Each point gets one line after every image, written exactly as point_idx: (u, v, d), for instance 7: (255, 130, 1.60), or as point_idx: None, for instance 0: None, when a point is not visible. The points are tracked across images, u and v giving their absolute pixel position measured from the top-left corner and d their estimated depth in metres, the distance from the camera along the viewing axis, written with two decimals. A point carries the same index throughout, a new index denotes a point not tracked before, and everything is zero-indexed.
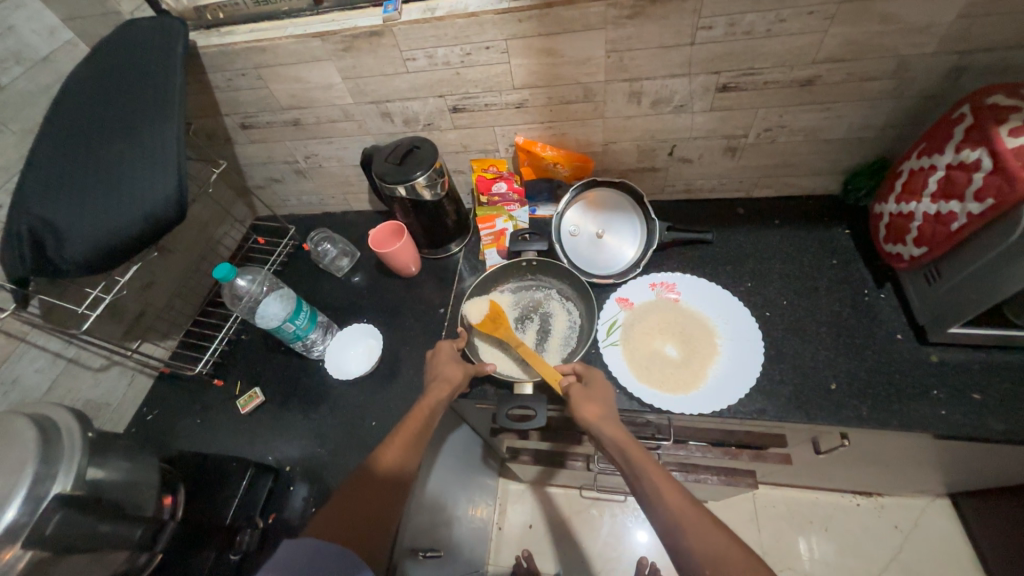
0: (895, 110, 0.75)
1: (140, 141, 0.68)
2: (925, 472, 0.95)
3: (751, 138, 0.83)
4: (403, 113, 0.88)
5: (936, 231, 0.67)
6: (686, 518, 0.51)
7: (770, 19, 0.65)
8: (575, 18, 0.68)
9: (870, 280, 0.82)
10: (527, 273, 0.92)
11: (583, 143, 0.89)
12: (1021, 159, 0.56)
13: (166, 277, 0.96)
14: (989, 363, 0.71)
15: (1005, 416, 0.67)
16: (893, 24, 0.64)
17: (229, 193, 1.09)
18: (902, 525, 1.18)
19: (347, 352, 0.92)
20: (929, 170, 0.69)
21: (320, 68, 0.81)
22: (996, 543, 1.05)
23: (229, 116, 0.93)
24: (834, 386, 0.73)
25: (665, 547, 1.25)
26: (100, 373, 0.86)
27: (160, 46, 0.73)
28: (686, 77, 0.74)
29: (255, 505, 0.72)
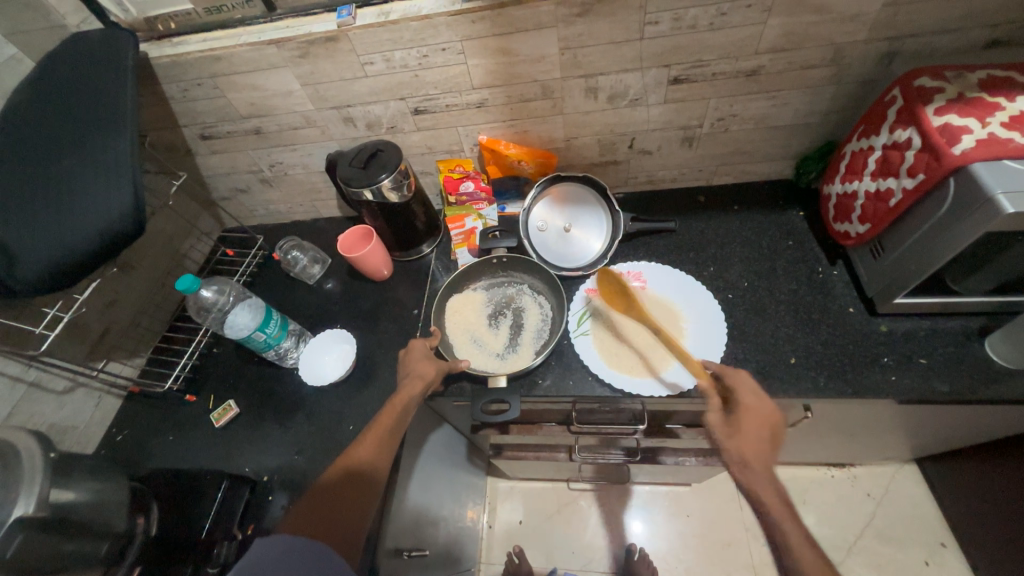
0: (835, 96, 0.79)
1: (92, 154, 0.67)
2: (889, 439, 1.00)
3: (706, 128, 0.87)
4: (365, 118, 0.88)
5: (877, 207, 0.71)
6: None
7: (712, 13, 0.68)
8: (527, 17, 0.70)
9: (823, 258, 0.86)
10: (497, 269, 0.94)
11: (546, 139, 0.91)
12: (946, 135, 0.60)
13: (129, 294, 0.93)
14: (934, 329, 0.75)
15: (949, 377, 0.71)
16: (825, 14, 0.67)
17: (193, 206, 1.07)
18: (873, 493, 1.23)
19: (322, 359, 0.91)
20: (868, 150, 0.73)
21: (277, 76, 0.81)
22: (961, 503, 1.11)
23: (187, 127, 0.92)
24: (794, 360, 0.77)
25: (652, 532, 1.28)
26: (64, 395, 0.84)
27: (109, 57, 0.72)
28: (639, 71, 0.77)
29: (233, 516, 0.71)
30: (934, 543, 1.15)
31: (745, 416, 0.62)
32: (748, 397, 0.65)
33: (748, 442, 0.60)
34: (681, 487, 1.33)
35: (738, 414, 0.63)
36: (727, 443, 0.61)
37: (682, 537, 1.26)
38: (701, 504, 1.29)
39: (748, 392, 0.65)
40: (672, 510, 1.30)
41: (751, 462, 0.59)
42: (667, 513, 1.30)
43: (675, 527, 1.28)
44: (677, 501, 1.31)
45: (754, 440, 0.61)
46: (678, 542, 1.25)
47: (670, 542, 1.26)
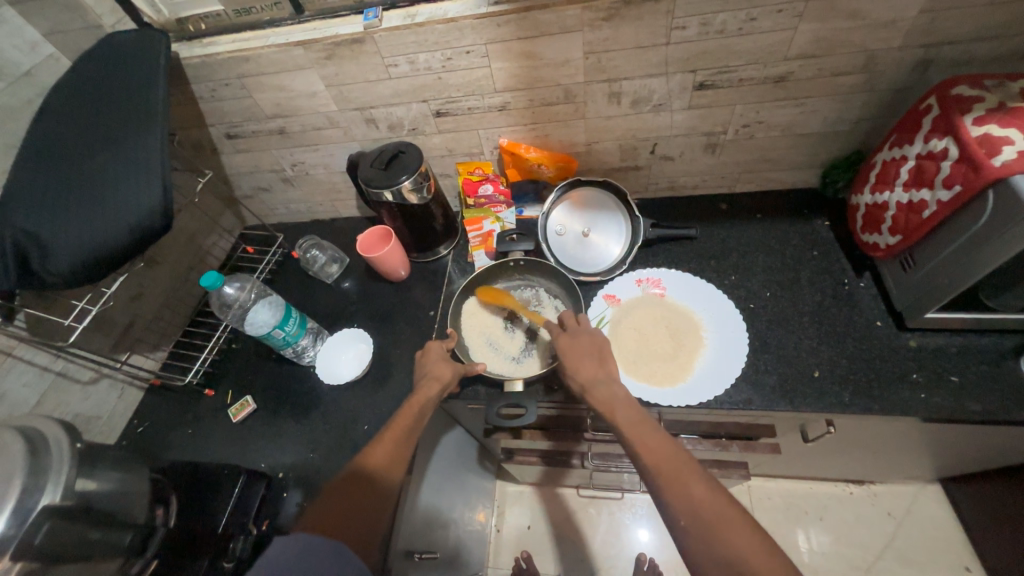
0: (867, 103, 0.77)
1: (124, 152, 0.69)
2: (913, 457, 0.96)
3: (730, 135, 0.85)
4: (387, 119, 0.89)
5: (909, 219, 0.69)
6: (664, 467, 0.52)
7: (741, 18, 0.67)
8: (552, 21, 0.69)
9: (850, 270, 0.84)
10: (515, 272, 0.93)
11: (566, 144, 0.91)
12: (985, 146, 0.58)
13: (154, 288, 0.95)
14: (966, 347, 0.73)
15: (983, 397, 0.69)
16: (859, 20, 0.66)
17: (217, 203, 1.09)
18: (895, 512, 1.19)
19: (338, 358, 0.92)
20: (900, 160, 0.71)
21: (303, 77, 0.82)
22: (988, 527, 1.07)
23: (214, 126, 0.94)
24: (818, 374, 0.75)
25: (663, 542, 1.26)
26: (89, 386, 0.86)
27: (143, 57, 0.73)
28: (664, 76, 0.76)
29: (248, 513, 0.72)
30: (958, 566, 1.11)
31: (574, 342, 0.70)
32: (598, 368, 0.66)
33: (620, 417, 0.59)
34: None
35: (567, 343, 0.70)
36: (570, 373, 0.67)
37: None
38: None
39: (592, 363, 0.67)
40: None
41: (588, 382, 0.65)
42: None
43: None
44: None
45: (586, 361, 0.67)
46: None
47: None
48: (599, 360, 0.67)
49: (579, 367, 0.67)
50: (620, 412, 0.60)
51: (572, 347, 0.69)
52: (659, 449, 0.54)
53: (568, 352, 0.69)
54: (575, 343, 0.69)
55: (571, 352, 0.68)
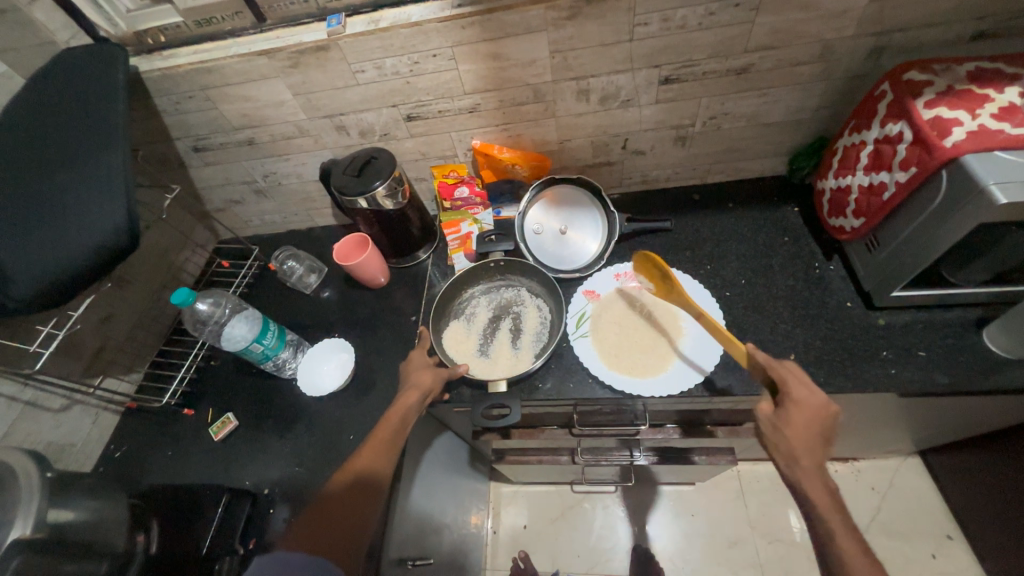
0: (825, 92, 0.80)
1: (86, 172, 0.67)
2: (891, 432, 0.99)
3: (698, 127, 0.87)
4: (358, 126, 0.88)
5: (871, 202, 0.71)
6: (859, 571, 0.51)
7: (701, 13, 0.69)
8: (516, 22, 0.70)
9: (819, 254, 0.87)
10: (494, 273, 0.94)
11: (539, 142, 0.91)
12: (936, 128, 0.61)
13: (125, 309, 0.93)
14: (931, 322, 0.75)
15: (948, 369, 0.71)
16: (812, 11, 0.68)
17: (188, 218, 1.07)
18: (878, 486, 1.23)
19: (321, 368, 0.90)
20: (859, 145, 0.73)
21: (269, 86, 0.81)
22: (968, 495, 1.11)
23: (179, 140, 0.92)
24: (793, 356, 0.77)
25: (658, 533, 1.27)
26: (61, 413, 0.83)
27: (101, 72, 0.72)
28: (630, 72, 0.77)
29: (234, 534, 0.70)
30: (940, 535, 1.15)
31: (801, 411, 0.61)
32: (814, 460, 0.58)
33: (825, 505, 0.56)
34: (685, 487, 1.32)
35: (789, 410, 0.61)
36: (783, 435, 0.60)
37: (688, 536, 1.25)
38: (706, 503, 1.29)
39: (814, 452, 0.59)
40: (677, 510, 1.30)
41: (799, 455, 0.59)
42: (672, 513, 1.29)
43: (680, 528, 1.27)
44: (682, 501, 1.30)
45: (805, 436, 0.59)
46: (684, 542, 1.25)
47: (676, 542, 1.25)
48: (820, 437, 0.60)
49: (798, 454, 0.59)
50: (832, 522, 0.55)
51: (788, 425, 0.60)
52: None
53: (785, 431, 0.60)
54: (790, 419, 0.60)
55: (792, 432, 0.60)
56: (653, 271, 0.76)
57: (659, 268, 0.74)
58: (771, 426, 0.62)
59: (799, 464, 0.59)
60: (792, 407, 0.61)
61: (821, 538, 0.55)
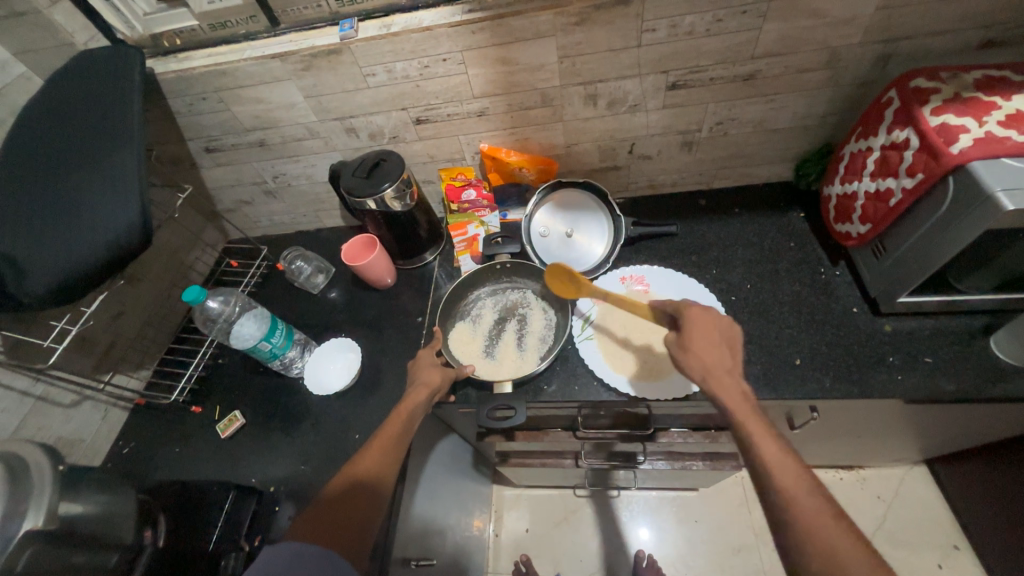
0: (832, 99, 0.80)
1: (101, 171, 0.68)
2: (896, 440, 0.99)
3: (705, 132, 0.87)
4: (368, 128, 0.89)
5: (877, 208, 0.71)
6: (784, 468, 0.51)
7: (708, 19, 0.69)
8: (525, 26, 0.71)
9: (825, 259, 0.87)
10: (500, 275, 0.94)
11: (546, 146, 0.92)
12: (943, 135, 0.61)
13: (136, 307, 0.94)
14: (938, 329, 0.75)
15: (955, 376, 0.71)
16: (820, 19, 0.69)
17: (199, 218, 1.09)
18: (884, 495, 1.22)
19: (327, 367, 0.91)
20: (866, 152, 0.73)
21: (282, 89, 0.82)
22: (975, 505, 1.09)
23: (192, 141, 0.93)
24: (798, 361, 0.77)
25: (660, 538, 1.27)
26: (72, 409, 0.84)
27: (118, 74, 0.73)
28: (637, 77, 0.78)
29: (239, 530, 0.73)
30: (947, 545, 1.14)
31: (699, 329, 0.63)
32: (722, 373, 0.60)
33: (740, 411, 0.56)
34: (688, 492, 1.32)
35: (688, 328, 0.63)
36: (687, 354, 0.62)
37: (691, 542, 1.25)
38: (709, 509, 1.28)
39: (721, 368, 0.60)
40: (680, 516, 1.29)
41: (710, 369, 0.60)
42: (675, 518, 1.29)
43: (683, 533, 1.26)
44: (685, 507, 1.30)
45: (708, 349, 0.61)
46: (687, 548, 1.24)
47: (679, 547, 1.25)
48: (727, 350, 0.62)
49: (714, 372, 0.60)
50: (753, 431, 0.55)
51: (694, 342, 0.62)
52: (798, 494, 0.49)
53: (689, 350, 0.62)
54: (694, 338, 0.62)
55: (697, 352, 0.61)
56: (563, 279, 0.77)
57: (566, 274, 0.76)
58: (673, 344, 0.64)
59: (711, 378, 0.60)
60: (692, 324, 0.64)
61: (753, 458, 0.53)
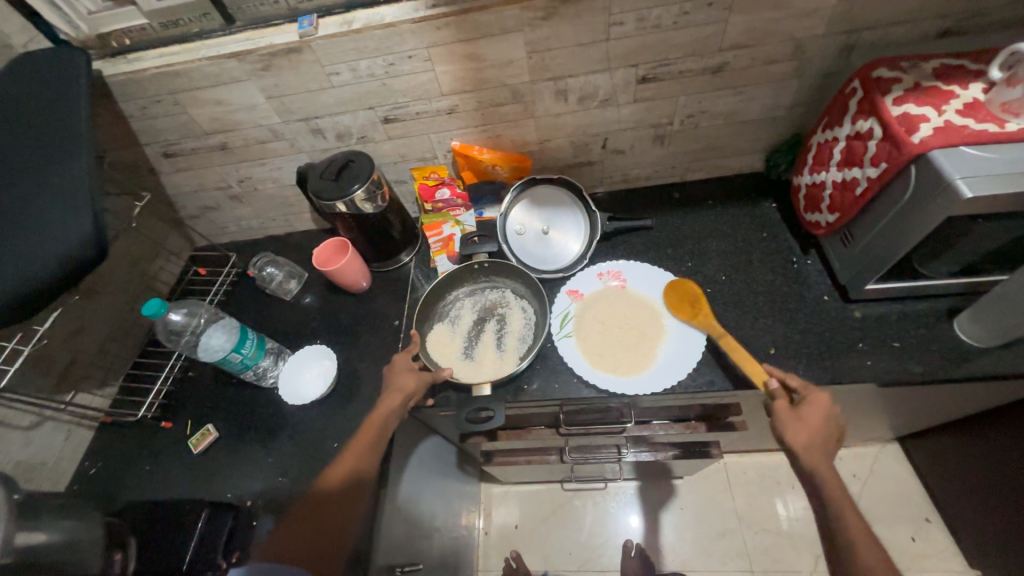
0: (799, 89, 0.81)
1: (48, 180, 0.65)
2: (870, 421, 1.02)
3: (677, 126, 0.87)
4: (334, 128, 0.86)
5: (844, 197, 0.73)
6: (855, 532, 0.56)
7: (675, 12, 0.69)
8: (491, 22, 0.69)
9: (797, 249, 0.88)
10: (478, 274, 0.93)
11: (519, 143, 0.91)
12: (904, 125, 0.62)
13: (96, 321, 0.90)
14: (904, 313, 0.77)
15: (921, 359, 0.73)
16: (783, 10, 0.69)
17: (161, 226, 1.04)
18: (860, 473, 1.26)
19: (303, 376, 0.89)
20: (832, 142, 0.74)
21: (240, 90, 0.79)
22: (945, 479, 1.14)
23: (149, 146, 0.89)
24: (773, 350, 0.78)
25: (648, 527, 1.28)
26: (30, 431, 0.80)
27: (60, 78, 0.69)
28: (607, 72, 0.77)
29: (216, 546, 0.69)
30: (920, 518, 1.18)
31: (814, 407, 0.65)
32: (824, 453, 0.62)
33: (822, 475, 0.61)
34: (674, 481, 1.34)
35: (802, 405, 0.66)
36: (788, 427, 0.64)
37: (678, 529, 1.27)
38: (694, 496, 1.30)
39: (824, 452, 0.63)
40: (667, 504, 1.31)
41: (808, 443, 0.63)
42: (661, 507, 1.31)
43: (670, 521, 1.28)
44: (671, 495, 1.32)
45: (804, 429, 0.64)
46: (674, 536, 1.26)
47: (666, 535, 1.27)
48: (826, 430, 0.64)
49: (811, 445, 0.62)
50: (846, 516, 0.58)
51: (797, 424, 0.64)
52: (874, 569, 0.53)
53: (792, 429, 0.64)
54: (804, 420, 0.64)
55: (798, 431, 0.63)
56: (686, 301, 0.82)
57: (693, 296, 0.82)
58: (778, 412, 0.66)
59: (807, 451, 0.63)
60: (806, 407, 0.65)
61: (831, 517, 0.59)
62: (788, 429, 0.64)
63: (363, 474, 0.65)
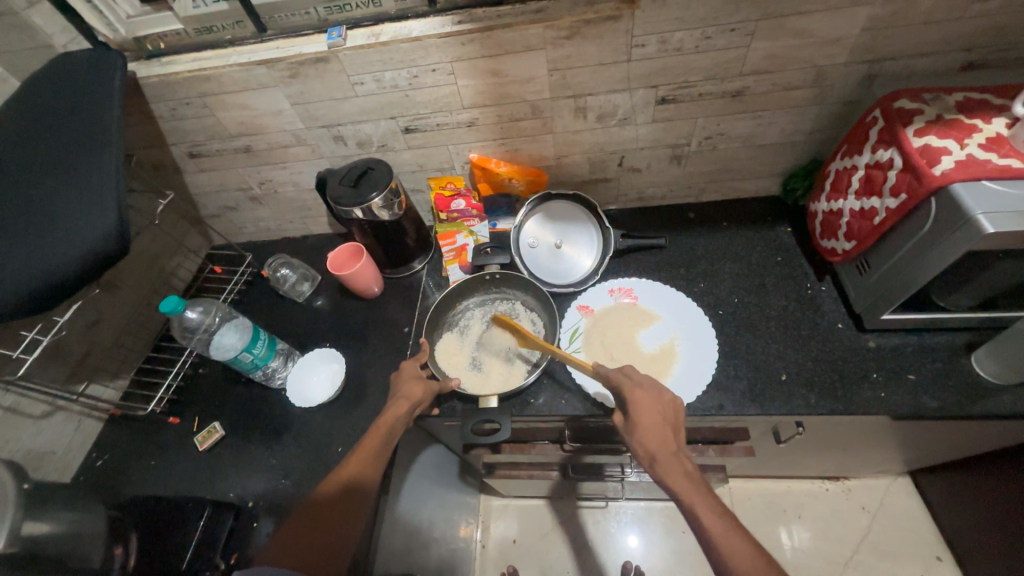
0: (819, 116, 0.81)
1: (79, 176, 0.67)
2: (882, 453, 0.99)
3: (694, 146, 0.88)
4: (356, 136, 0.88)
5: (862, 226, 0.72)
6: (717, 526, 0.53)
7: (697, 36, 0.70)
8: (515, 40, 0.71)
9: (812, 275, 0.87)
10: (488, 285, 0.93)
11: (536, 157, 0.92)
12: (926, 157, 0.62)
13: (113, 314, 0.92)
14: (921, 346, 0.76)
15: (938, 393, 0.72)
16: (806, 39, 0.69)
17: (182, 224, 1.06)
18: (869, 506, 1.22)
19: (311, 378, 0.90)
20: (851, 170, 0.74)
21: (268, 95, 0.81)
22: (957, 517, 1.11)
23: (175, 145, 0.91)
24: (784, 376, 0.77)
25: (649, 550, 1.26)
26: (42, 421, 0.81)
27: (96, 78, 0.71)
28: (627, 91, 0.78)
29: (214, 548, 0.69)
30: (930, 556, 1.14)
31: (643, 403, 0.64)
32: (668, 445, 0.60)
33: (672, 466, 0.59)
34: (676, 503, 1.31)
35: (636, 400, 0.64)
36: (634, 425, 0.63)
37: (679, 555, 1.24)
38: None
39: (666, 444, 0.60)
40: (668, 527, 1.28)
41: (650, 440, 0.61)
42: (662, 529, 1.28)
43: (670, 545, 1.26)
44: (672, 517, 1.29)
45: (650, 420, 0.62)
46: (675, 561, 1.23)
47: (667, 560, 1.24)
48: (662, 420, 0.62)
49: (655, 437, 0.61)
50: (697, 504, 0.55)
51: (645, 411, 0.63)
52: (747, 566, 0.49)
53: (641, 421, 0.62)
54: (640, 409, 0.63)
55: (645, 422, 0.62)
56: (512, 330, 0.85)
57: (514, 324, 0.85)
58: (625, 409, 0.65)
59: (655, 448, 0.60)
60: (638, 400, 0.64)
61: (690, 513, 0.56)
62: (633, 423, 0.63)
63: (366, 481, 0.65)
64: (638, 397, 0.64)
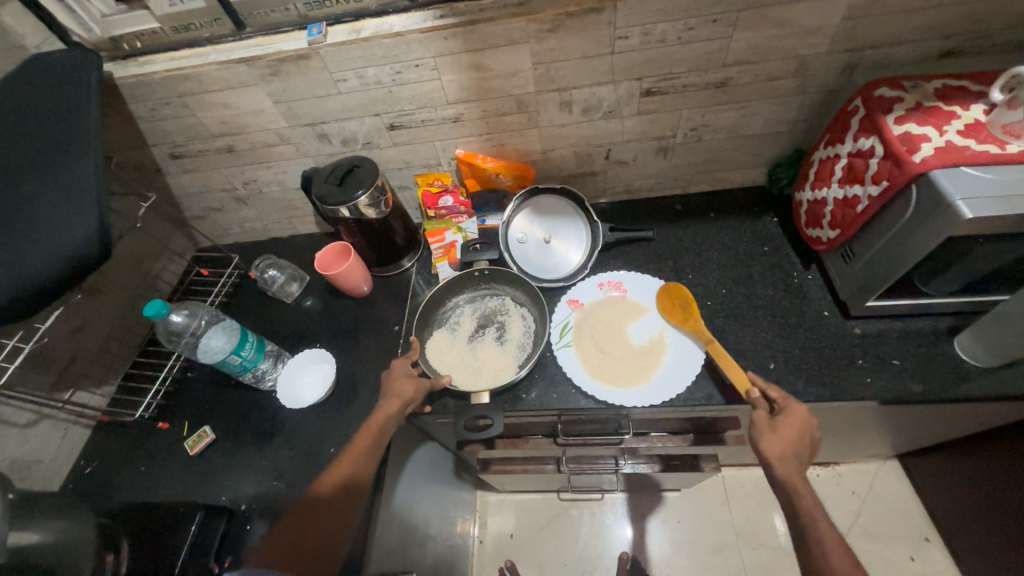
0: (801, 105, 0.82)
1: (55, 180, 0.65)
2: (869, 438, 1.01)
3: (680, 138, 0.88)
4: (340, 134, 0.87)
5: (845, 214, 0.73)
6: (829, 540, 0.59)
7: (680, 28, 0.70)
8: (498, 34, 0.70)
9: (798, 264, 0.88)
10: (478, 281, 0.93)
11: (523, 152, 0.91)
12: (906, 144, 0.62)
13: (97, 320, 0.90)
14: (905, 331, 0.77)
15: (921, 377, 0.73)
16: (787, 28, 0.70)
17: (165, 226, 1.05)
18: (859, 490, 1.25)
19: (301, 379, 0.89)
20: (834, 158, 0.75)
21: (248, 94, 0.80)
22: (944, 497, 1.13)
23: (156, 147, 0.90)
24: (772, 365, 0.78)
25: (645, 540, 1.27)
26: (28, 429, 0.80)
27: (71, 79, 0.70)
28: (612, 84, 0.78)
29: (207, 553, 0.70)
30: (919, 537, 1.17)
31: (786, 423, 0.66)
32: (795, 463, 0.64)
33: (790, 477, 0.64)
34: (671, 493, 1.33)
35: (781, 418, 0.66)
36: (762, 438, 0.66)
37: (675, 544, 1.25)
38: (692, 509, 1.29)
39: (796, 461, 0.65)
40: (664, 517, 1.30)
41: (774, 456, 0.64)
42: (658, 519, 1.30)
43: (666, 534, 1.27)
44: (668, 507, 1.31)
45: (778, 439, 0.65)
46: (671, 550, 1.25)
47: (662, 549, 1.25)
48: (797, 442, 0.65)
49: (778, 454, 0.64)
50: (809, 519, 0.61)
51: (773, 429, 0.65)
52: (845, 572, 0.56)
53: (767, 438, 0.65)
54: (782, 428, 0.65)
55: (774, 440, 0.65)
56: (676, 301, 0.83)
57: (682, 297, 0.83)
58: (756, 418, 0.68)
59: (779, 462, 0.64)
60: (784, 419, 0.66)
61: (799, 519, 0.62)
62: (763, 438, 0.66)
63: (358, 481, 0.65)
64: (783, 420, 0.66)
